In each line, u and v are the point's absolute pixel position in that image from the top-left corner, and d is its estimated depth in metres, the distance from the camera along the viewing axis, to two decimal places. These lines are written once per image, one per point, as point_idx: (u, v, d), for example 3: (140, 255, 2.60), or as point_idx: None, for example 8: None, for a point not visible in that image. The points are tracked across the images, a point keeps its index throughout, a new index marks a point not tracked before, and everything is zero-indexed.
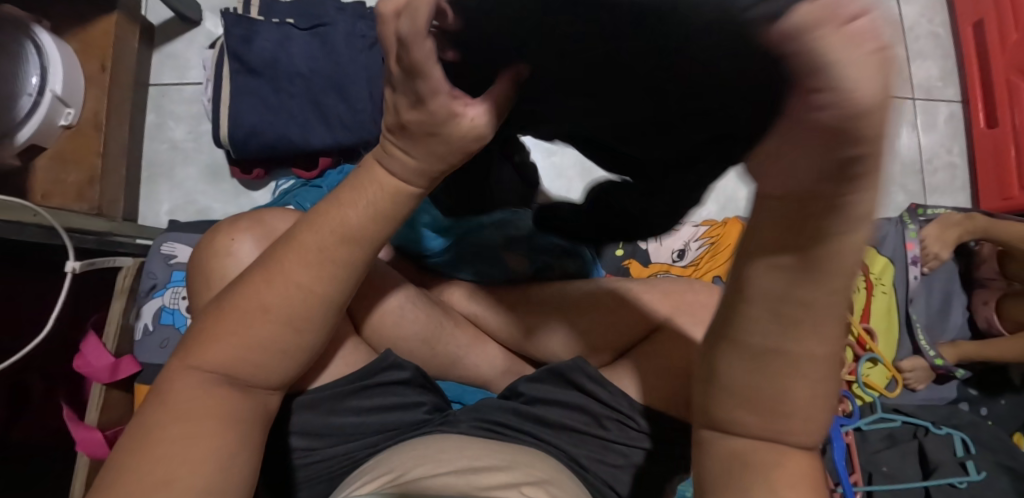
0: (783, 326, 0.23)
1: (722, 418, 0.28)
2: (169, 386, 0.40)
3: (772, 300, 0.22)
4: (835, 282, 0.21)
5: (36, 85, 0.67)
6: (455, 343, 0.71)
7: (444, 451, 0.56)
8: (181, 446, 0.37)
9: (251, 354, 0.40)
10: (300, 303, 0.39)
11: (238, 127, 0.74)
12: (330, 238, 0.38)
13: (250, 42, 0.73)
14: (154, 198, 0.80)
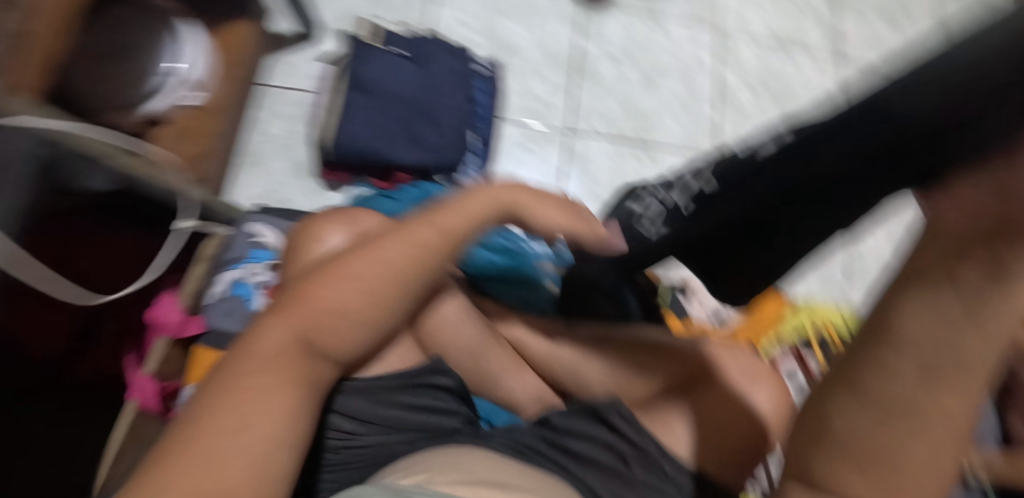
0: (927, 380, 0.23)
1: (821, 484, 0.26)
2: (255, 335, 0.42)
3: (929, 347, 0.23)
4: (999, 337, 0.22)
5: (175, 69, 0.77)
6: (497, 362, 0.74)
7: (475, 461, 0.58)
8: (252, 395, 0.39)
9: (335, 322, 0.44)
10: (391, 280, 0.46)
11: (340, 132, 0.81)
12: (431, 235, 0.48)
13: (363, 63, 0.83)
14: (242, 182, 0.88)
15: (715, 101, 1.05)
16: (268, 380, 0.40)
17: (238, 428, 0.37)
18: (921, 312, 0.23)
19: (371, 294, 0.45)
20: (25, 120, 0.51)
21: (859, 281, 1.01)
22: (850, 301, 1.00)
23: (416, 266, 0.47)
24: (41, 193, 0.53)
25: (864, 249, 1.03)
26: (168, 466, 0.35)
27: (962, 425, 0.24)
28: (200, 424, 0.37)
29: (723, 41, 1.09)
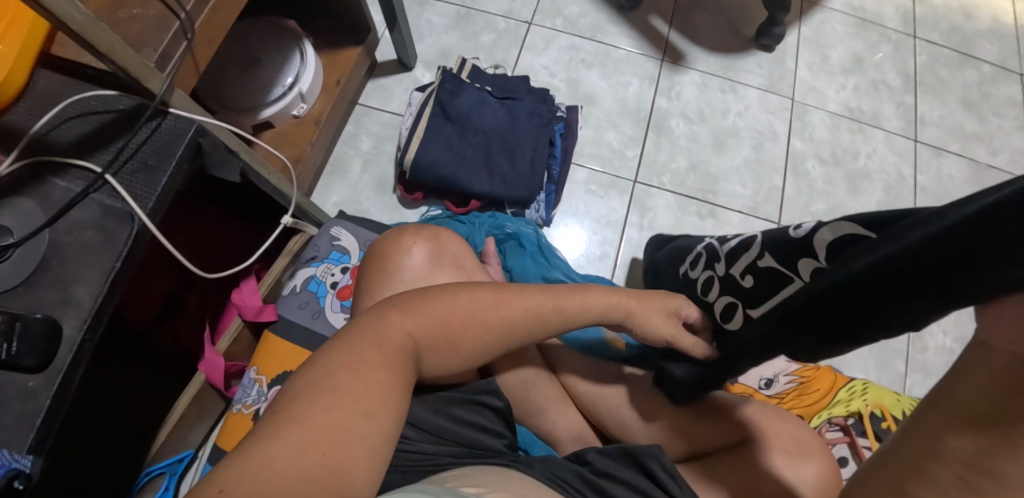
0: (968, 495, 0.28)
1: None
2: (381, 326, 0.48)
3: (965, 464, 0.28)
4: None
5: (290, 82, 0.85)
6: (542, 392, 0.76)
7: (521, 489, 0.60)
8: (378, 387, 0.44)
9: (444, 349, 0.50)
10: (503, 332, 0.52)
11: (422, 155, 0.86)
12: (546, 302, 0.54)
13: (454, 95, 0.89)
14: (327, 190, 0.95)
15: (785, 170, 1.06)
16: (387, 377, 0.45)
17: (358, 413, 0.42)
18: (960, 440, 0.29)
19: (482, 338, 0.51)
20: (189, 113, 0.56)
21: (919, 370, 0.98)
22: (908, 389, 0.97)
23: (529, 322, 0.52)
24: (187, 177, 0.58)
25: (928, 337, 1.00)
26: (294, 430, 0.39)
27: None
28: (327, 399, 0.42)
29: (798, 113, 1.11)
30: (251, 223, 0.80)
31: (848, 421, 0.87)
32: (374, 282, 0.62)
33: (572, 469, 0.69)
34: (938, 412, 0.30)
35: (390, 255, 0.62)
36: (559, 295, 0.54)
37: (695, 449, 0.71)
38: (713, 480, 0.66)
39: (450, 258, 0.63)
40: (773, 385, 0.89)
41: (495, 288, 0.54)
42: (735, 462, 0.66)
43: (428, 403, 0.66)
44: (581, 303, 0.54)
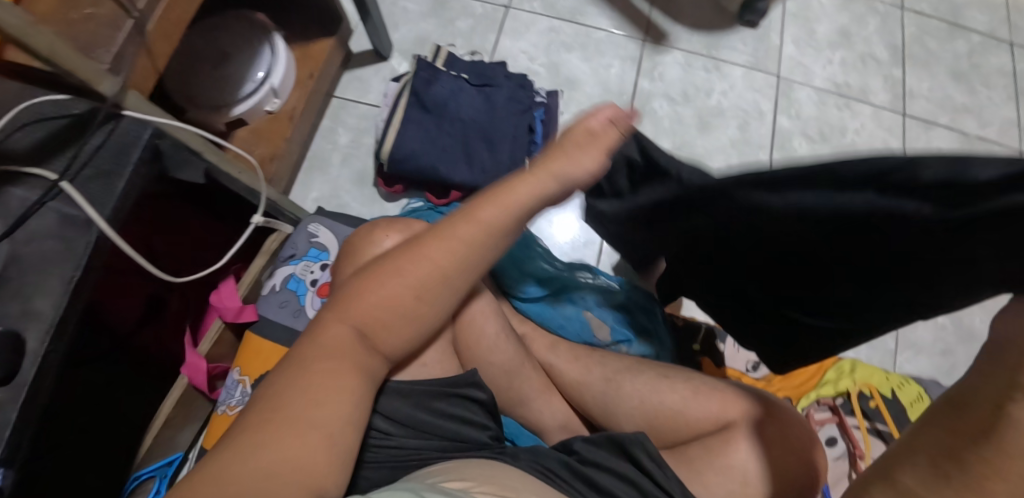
0: (937, 475, 0.32)
1: None
2: (319, 327, 0.47)
3: (942, 449, 0.32)
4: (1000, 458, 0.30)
5: (261, 77, 0.83)
6: (528, 385, 0.75)
7: (512, 480, 0.59)
8: (327, 379, 0.43)
9: (386, 316, 0.48)
10: (436, 273, 0.49)
11: (400, 146, 0.85)
12: (469, 229, 0.49)
13: (430, 85, 0.87)
14: (307, 185, 0.94)
15: (771, 149, 1.05)
16: (332, 367, 0.44)
17: (306, 415, 0.41)
18: (945, 432, 0.33)
19: (416, 291, 0.48)
20: (145, 115, 0.55)
21: (910, 346, 0.97)
22: (900, 365, 0.96)
23: (459, 261, 0.49)
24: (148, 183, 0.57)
25: None
26: (235, 445, 0.38)
27: None
28: (264, 409, 0.41)
29: (784, 91, 1.09)
30: (221, 223, 0.78)
31: (836, 401, 0.87)
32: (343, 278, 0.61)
33: (558, 457, 0.69)
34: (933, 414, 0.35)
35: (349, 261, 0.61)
36: (477, 218, 0.50)
37: (682, 435, 0.70)
38: (702, 466, 0.66)
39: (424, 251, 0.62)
40: (760, 367, 0.88)
41: (411, 239, 0.50)
42: (724, 444, 0.66)
43: (407, 397, 0.64)
44: (505, 215, 0.50)
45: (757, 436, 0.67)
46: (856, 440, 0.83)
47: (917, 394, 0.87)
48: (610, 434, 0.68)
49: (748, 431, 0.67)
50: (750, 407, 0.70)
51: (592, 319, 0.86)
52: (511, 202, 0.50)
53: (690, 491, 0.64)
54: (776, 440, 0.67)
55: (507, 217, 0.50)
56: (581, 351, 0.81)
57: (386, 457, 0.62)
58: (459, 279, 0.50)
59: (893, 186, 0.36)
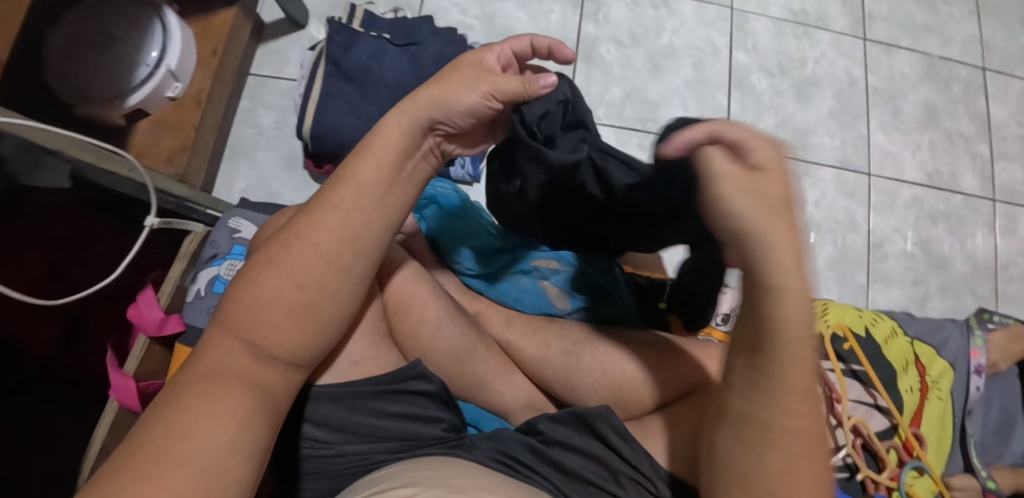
0: (752, 388, 0.38)
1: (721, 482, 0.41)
2: (204, 347, 0.45)
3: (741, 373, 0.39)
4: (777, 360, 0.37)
5: (155, 58, 0.74)
6: (484, 366, 0.71)
7: (457, 477, 0.55)
8: (205, 399, 0.41)
9: (269, 313, 0.45)
10: (314, 256, 0.46)
11: (322, 122, 0.77)
12: (337, 202, 0.47)
13: (348, 49, 0.79)
14: (231, 175, 0.86)
15: (729, 87, 0.98)
16: (210, 386, 0.42)
17: (176, 437, 0.39)
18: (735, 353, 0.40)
19: (297, 279, 0.45)
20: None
21: (882, 279, 0.94)
22: (872, 301, 0.94)
23: (336, 237, 0.46)
24: None
25: (888, 245, 0.96)
26: (96, 485, 0.36)
27: (792, 433, 0.37)
28: (133, 442, 0.39)
29: (738, 23, 1.02)
30: (115, 227, 0.70)
31: (811, 346, 0.82)
32: None
33: (520, 441, 0.65)
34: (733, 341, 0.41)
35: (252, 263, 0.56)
36: (345, 186, 0.47)
37: (648, 402, 0.67)
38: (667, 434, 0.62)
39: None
40: (730, 320, 0.85)
41: (285, 229, 0.48)
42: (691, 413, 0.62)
43: (341, 402, 0.60)
44: (372, 177, 0.47)
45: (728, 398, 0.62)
46: (833, 384, 0.80)
47: (891, 330, 0.85)
48: (573, 410, 0.64)
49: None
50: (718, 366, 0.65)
51: (550, 290, 0.80)
52: (375, 164, 0.47)
53: (655, 463, 0.61)
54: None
55: (380, 173, 0.47)
56: (539, 323, 0.76)
57: (325, 466, 0.60)
58: (343, 256, 0.46)
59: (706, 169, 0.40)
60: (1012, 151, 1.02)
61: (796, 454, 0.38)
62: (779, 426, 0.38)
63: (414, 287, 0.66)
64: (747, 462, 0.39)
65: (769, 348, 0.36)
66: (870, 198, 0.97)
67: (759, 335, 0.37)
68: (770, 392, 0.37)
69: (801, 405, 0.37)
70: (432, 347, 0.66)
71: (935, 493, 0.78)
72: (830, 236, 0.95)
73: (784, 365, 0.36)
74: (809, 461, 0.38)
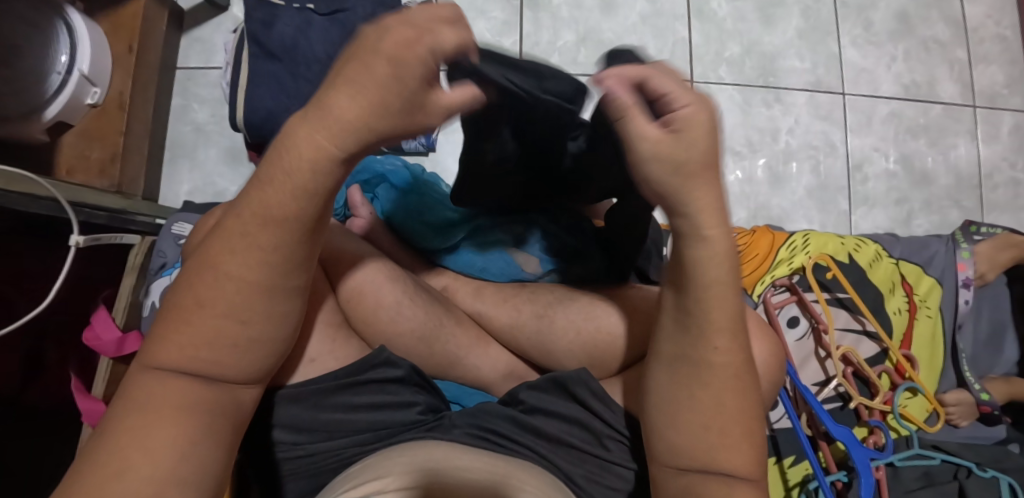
0: (682, 330, 0.43)
1: (666, 438, 0.44)
2: (133, 377, 0.40)
3: (673, 311, 0.43)
4: (704, 296, 0.41)
5: (65, 64, 0.69)
6: (455, 343, 0.71)
7: (433, 462, 0.54)
8: (138, 437, 0.38)
9: (202, 351, 0.40)
10: (249, 291, 0.39)
11: (254, 111, 0.74)
12: (260, 235, 0.39)
13: (270, 26, 0.74)
14: (174, 178, 0.82)
15: (688, 17, 0.92)
16: (148, 423, 0.38)
17: (106, 476, 0.36)
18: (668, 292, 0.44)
19: (228, 318, 0.40)
20: None
21: (864, 202, 0.92)
22: (855, 226, 0.91)
23: (264, 273, 0.40)
24: None
25: (868, 165, 0.92)
26: None
27: (722, 366, 0.42)
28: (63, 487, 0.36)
29: None
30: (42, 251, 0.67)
31: (793, 279, 0.79)
32: None
33: (501, 414, 0.64)
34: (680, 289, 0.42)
35: None
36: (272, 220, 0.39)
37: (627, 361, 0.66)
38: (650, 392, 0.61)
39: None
40: None
41: (205, 247, 0.40)
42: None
43: (306, 404, 0.59)
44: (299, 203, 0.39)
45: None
46: (818, 314, 0.77)
47: (875, 254, 0.81)
48: (547, 376, 0.63)
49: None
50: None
51: (517, 255, 0.77)
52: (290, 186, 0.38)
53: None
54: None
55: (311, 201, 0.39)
56: (509, 292, 0.75)
57: (302, 467, 0.59)
58: (270, 288, 0.40)
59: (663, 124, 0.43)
60: (992, 50, 0.97)
61: (708, 386, 0.42)
62: (693, 363, 0.42)
63: (364, 271, 0.65)
64: (672, 399, 0.44)
65: (689, 286, 0.41)
66: (845, 119, 0.93)
67: (681, 278, 0.42)
68: (693, 339, 0.42)
69: (717, 341, 0.42)
70: (396, 330, 0.66)
71: (928, 412, 0.79)
72: (808, 163, 0.91)
73: (706, 309, 0.41)
74: (722, 387, 0.42)
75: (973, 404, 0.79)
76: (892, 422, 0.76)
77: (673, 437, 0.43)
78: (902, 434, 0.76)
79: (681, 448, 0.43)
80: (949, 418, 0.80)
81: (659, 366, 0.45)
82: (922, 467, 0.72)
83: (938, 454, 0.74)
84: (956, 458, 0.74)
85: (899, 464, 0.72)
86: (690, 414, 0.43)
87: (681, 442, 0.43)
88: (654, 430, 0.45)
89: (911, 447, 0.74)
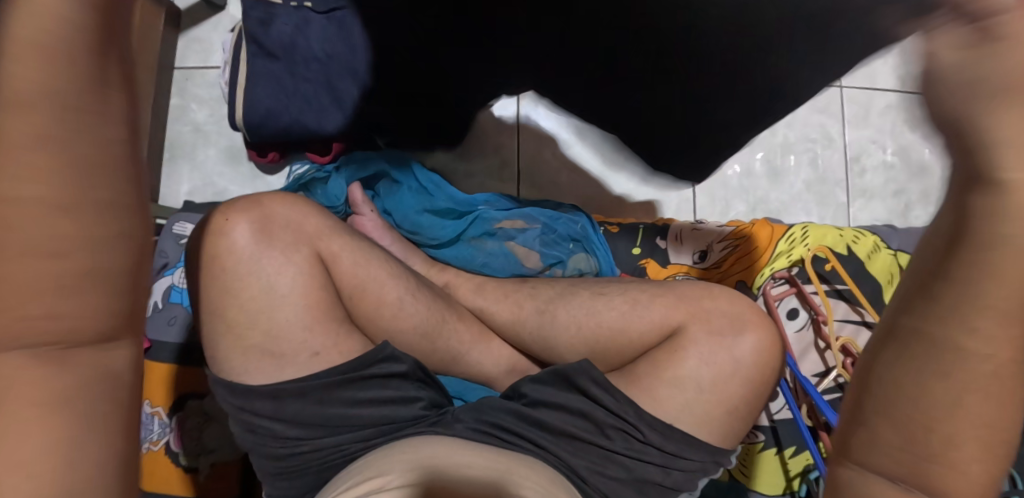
0: (936, 309, 0.28)
1: (867, 449, 0.31)
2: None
3: (925, 276, 0.29)
4: (1009, 267, 0.26)
5: None
6: (457, 338, 0.72)
7: (434, 457, 0.55)
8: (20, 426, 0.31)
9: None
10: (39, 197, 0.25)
11: (253, 110, 0.76)
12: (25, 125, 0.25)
13: (268, 25, 0.74)
14: (175, 178, 0.82)
15: None
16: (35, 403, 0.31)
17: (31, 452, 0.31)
18: (924, 258, 0.29)
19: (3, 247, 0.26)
20: None
21: (862, 195, 0.92)
22: (853, 218, 0.91)
23: (21, 185, 0.25)
24: None
25: (866, 157, 0.93)
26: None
27: (1010, 362, 0.28)
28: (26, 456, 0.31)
29: None
30: None
31: (792, 271, 0.79)
32: (202, 282, 0.57)
33: (503, 407, 0.65)
34: (930, 249, 0.29)
35: (200, 260, 0.57)
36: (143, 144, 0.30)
37: (628, 355, 0.68)
38: (650, 386, 0.63)
39: (309, 241, 0.61)
40: (708, 256, 0.80)
41: None
42: (671, 355, 0.64)
43: (311, 398, 0.59)
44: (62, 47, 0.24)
45: (702, 335, 0.64)
46: (817, 305, 0.77)
47: (873, 246, 0.81)
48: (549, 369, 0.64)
49: (693, 335, 0.65)
50: (693, 306, 0.67)
51: (517, 249, 0.78)
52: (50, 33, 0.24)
53: (640, 411, 0.62)
54: (719, 338, 0.64)
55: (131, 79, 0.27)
56: (510, 287, 0.75)
57: (308, 461, 0.60)
58: (97, 225, 0.27)
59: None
60: None
61: (967, 364, 0.28)
62: (960, 358, 0.28)
63: (348, 259, 0.64)
64: (911, 394, 0.29)
65: (995, 237, 0.26)
66: (842, 112, 0.93)
67: (957, 232, 0.27)
68: (952, 313, 0.28)
69: (978, 321, 0.27)
70: (399, 327, 0.67)
71: None
72: (806, 156, 0.92)
73: (987, 275, 0.27)
74: (989, 365, 0.28)
75: None
76: None
77: (911, 443, 0.30)
78: None
79: (937, 457, 0.29)
80: None
81: (887, 349, 0.30)
82: None
83: None
84: None
85: None
86: (955, 413, 0.28)
87: (924, 456, 0.29)
88: (902, 443, 0.30)
89: None
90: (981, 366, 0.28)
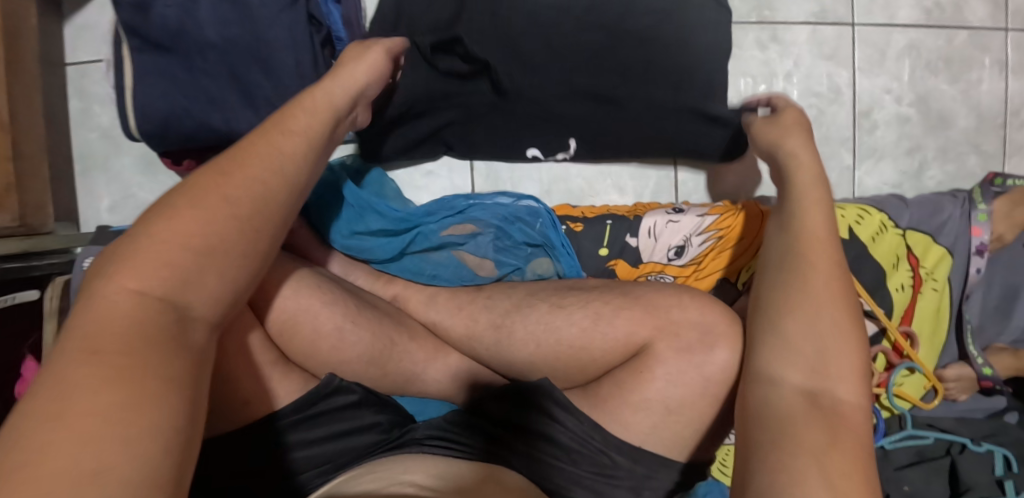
0: (813, 307, 0.42)
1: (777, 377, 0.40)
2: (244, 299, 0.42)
3: (804, 267, 0.44)
4: (811, 244, 0.45)
5: None
6: (410, 358, 0.65)
7: (407, 473, 0.54)
8: (289, 330, 0.58)
9: (159, 280, 0.36)
10: (222, 255, 0.39)
11: (149, 120, 0.68)
12: (250, 208, 0.41)
13: (146, 11, 0.65)
14: (92, 194, 0.79)
15: None
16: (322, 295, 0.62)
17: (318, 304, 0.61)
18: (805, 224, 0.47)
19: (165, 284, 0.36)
20: None
21: (869, 155, 0.81)
22: (859, 183, 0.82)
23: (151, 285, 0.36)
24: None
25: (877, 110, 0.81)
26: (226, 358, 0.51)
27: (850, 345, 0.40)
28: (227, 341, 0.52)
29: None
30: None
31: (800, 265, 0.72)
32: None
33: (466, 424, 0.61)
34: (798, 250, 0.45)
35: None
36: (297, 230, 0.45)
37: (590, 372, 0.62)
38: (606, 403, 0.57)
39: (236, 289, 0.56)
40: (686, 252, 0.72)
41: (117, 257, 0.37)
42: (636, 376, 0.57)
43: (257, 446, 0.55)
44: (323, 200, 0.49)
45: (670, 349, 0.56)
46: None
47: (880, 225, 0.72)
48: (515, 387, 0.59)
49: (661, 350, 0.57)
50: (662, 319, 0.59)
51: (469, 258, 0.73)
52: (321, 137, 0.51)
53: (606, 434, 0.56)
54: (689, 356, 0.56)
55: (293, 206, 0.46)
56: (465, 298, 0.69)
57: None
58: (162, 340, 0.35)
59: (627, 82, 0.75)
60: None
61: (832, 325, 0.41)
62: (830, 394, 0.39)
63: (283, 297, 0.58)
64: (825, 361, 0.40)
65: (789, 237, 0.46)
66: (854, 56, 0.80)
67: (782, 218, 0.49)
68: (800, 305, 0.42)
69: (831, 308, 0.41)
70: (341, 359, 0.60)
71: (926, 389, 0.74)
72: (809, 112, 0.80)
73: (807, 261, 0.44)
74: (856, 378, 0.40)
75: (973, 379, 0.74)
76: (886, 401, 0.73)
77: (811, 416, 0.37)
78: (894, 413, 0.74)
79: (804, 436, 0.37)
80: (948, 394, 0.75)
81: (781, 356, 0.41)
82: (914, 447, 0.72)
83: (931, 432, 0.73)
84: (950, 434, 0.73)
85: (889, 446, 0.72)
86: (832, 357, 0.40)
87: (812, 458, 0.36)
88: (787, 428, 0.37)
89: (903, 428, 0.73)
90: (841, 329, 0.41)
